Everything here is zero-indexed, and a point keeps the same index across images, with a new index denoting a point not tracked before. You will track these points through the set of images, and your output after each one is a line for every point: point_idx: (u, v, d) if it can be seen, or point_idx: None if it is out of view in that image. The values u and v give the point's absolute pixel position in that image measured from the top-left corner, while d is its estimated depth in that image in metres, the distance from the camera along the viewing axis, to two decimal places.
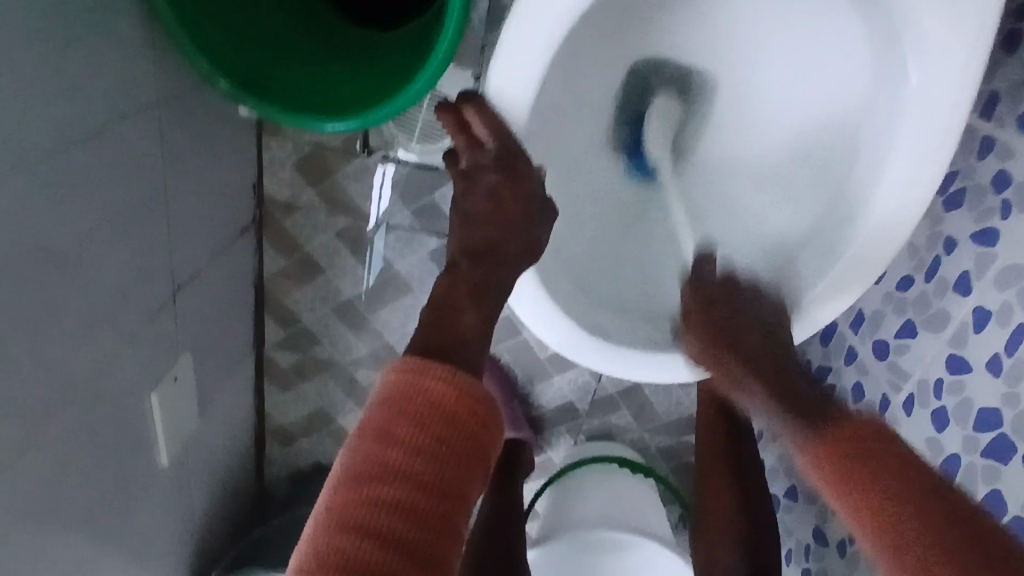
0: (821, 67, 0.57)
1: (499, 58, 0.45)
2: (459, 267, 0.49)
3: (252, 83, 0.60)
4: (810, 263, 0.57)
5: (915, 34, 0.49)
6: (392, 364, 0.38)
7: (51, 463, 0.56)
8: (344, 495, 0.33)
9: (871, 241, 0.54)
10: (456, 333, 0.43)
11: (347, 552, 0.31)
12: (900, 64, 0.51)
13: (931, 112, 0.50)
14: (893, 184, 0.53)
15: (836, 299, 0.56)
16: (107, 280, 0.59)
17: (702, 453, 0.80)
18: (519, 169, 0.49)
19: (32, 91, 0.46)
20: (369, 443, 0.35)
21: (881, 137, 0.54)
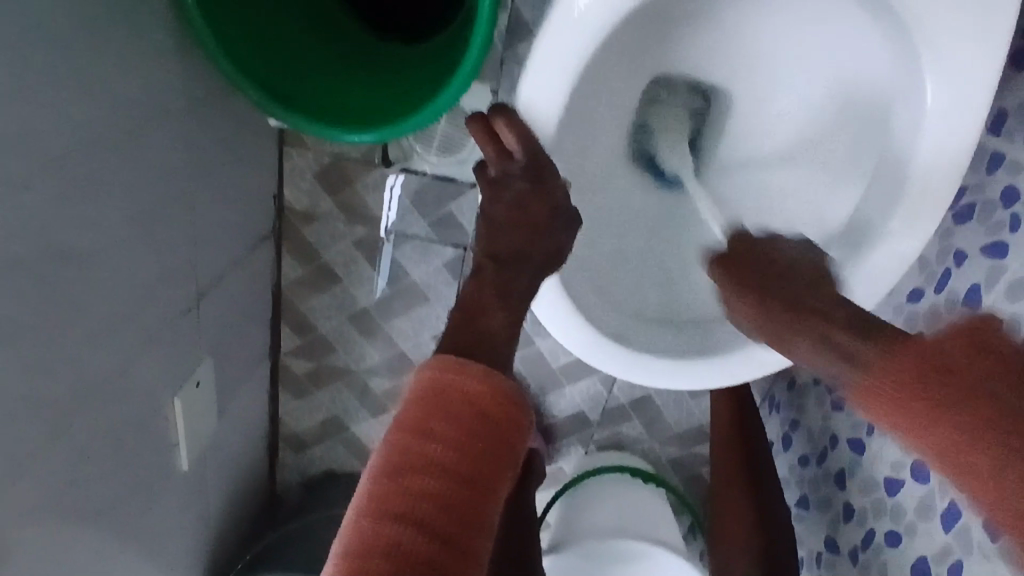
0: (830, 64, 0.58)
1: (530, 72, 0.49)
2: (487, 270, 0.49)
3: (278, 94, 0.61)
4: (851, 241, 0.57)
5: (920, 26, 0.50)
6: (426, 364, 0.40)
7: (78, 463, 0.57)
8: (384, 486, 0.34)
9: (912, 214, 0.54)
10: (484, 330, 0.44)
11: (391, 539, 0.32)
12: (909, 50, 0.52)
13: (953, 91, 0.51)
14: (926, 159, 0.53)
15: (882, 272, 0.56)
16: (134, 284, 0.60)
17: (717, 462, 0.81)
18: (547, 177, 0.51)
19: (66, 97, 0.48)
20: (406, 438, 0.36)
21: (903, 122, 0.54)
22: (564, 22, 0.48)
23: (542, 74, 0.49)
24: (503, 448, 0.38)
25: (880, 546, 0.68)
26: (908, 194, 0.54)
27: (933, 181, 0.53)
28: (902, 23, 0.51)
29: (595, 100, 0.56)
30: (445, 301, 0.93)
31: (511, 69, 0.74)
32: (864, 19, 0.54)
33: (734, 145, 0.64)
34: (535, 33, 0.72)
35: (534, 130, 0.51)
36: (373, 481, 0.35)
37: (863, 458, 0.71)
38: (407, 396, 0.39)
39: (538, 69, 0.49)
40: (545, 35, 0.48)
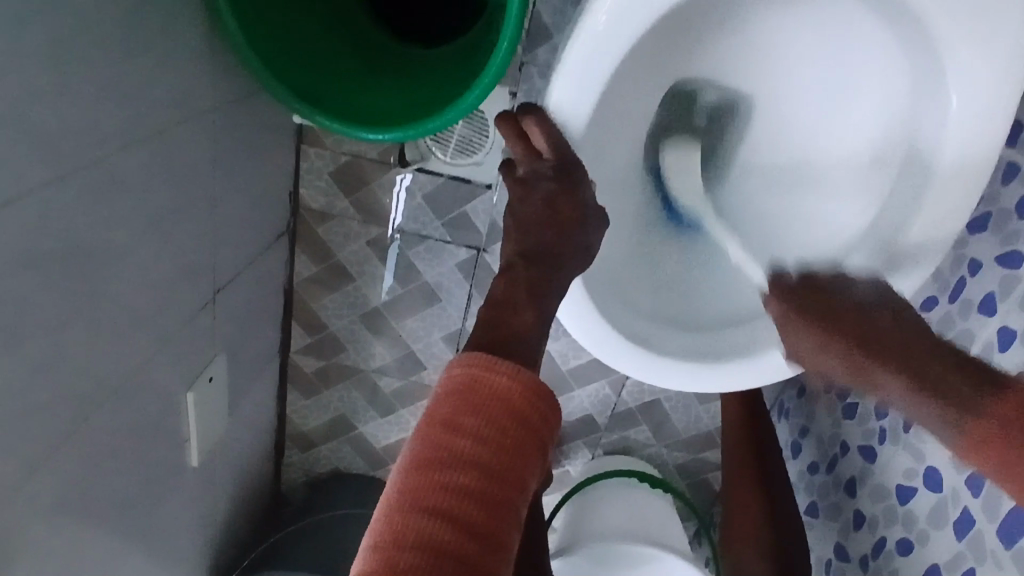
0: (850, 70, 0.58)
1: (560, 77, 0.51)
2: (516, 267, 0.51)
3: (303, 94, 0.62)
4: (876, 244, 0.58)
5: (944, 35, 0.50)
6: (458, 361, 0.42)
7: (95, 455, 0.57)
8: (416, 478, 0.37)
9: (934, 218, 0.56)
10: (516, 325, 0.46)
11: (421, 530, 0.34)
12: (933, 56, 0.52)
13: (977, 97, 0.52)
14: (953, 164, 0.54)
15: (904, 275, 0.57)
16: (157, 278, 0.61)
17: (729, 466, 0.83)
18: (575, 179, 0.53)
19: (100, 92, 0.48)
20: (438, 433, 0.39)
21: (926, 130, 0.55)
22: (593, 30, 0.49)
23: (570, 81, 0.51)
24: (530, 444, 0.40)
25: (891, 553, 0.68)
26: (933, 199, 0.55)
27: (956, 186, 0.55)
28: (925, 32, 0.51)
29: (621, 104, 0.56)
30: (456, 302, 0.93)
31: (529, 72, 0.74)
32: (885, 26, 0.54)
33: (752, 149, 0.65)
34: (555, 37, 0.72)
35: (563, 133, 0.53)
36: (404, 473, 0.38)
37: (874, 465, 0.72)
38: (440, 392, 0.41)
39: (566, 75, 0.51)
40: (574, 44, 0.50)
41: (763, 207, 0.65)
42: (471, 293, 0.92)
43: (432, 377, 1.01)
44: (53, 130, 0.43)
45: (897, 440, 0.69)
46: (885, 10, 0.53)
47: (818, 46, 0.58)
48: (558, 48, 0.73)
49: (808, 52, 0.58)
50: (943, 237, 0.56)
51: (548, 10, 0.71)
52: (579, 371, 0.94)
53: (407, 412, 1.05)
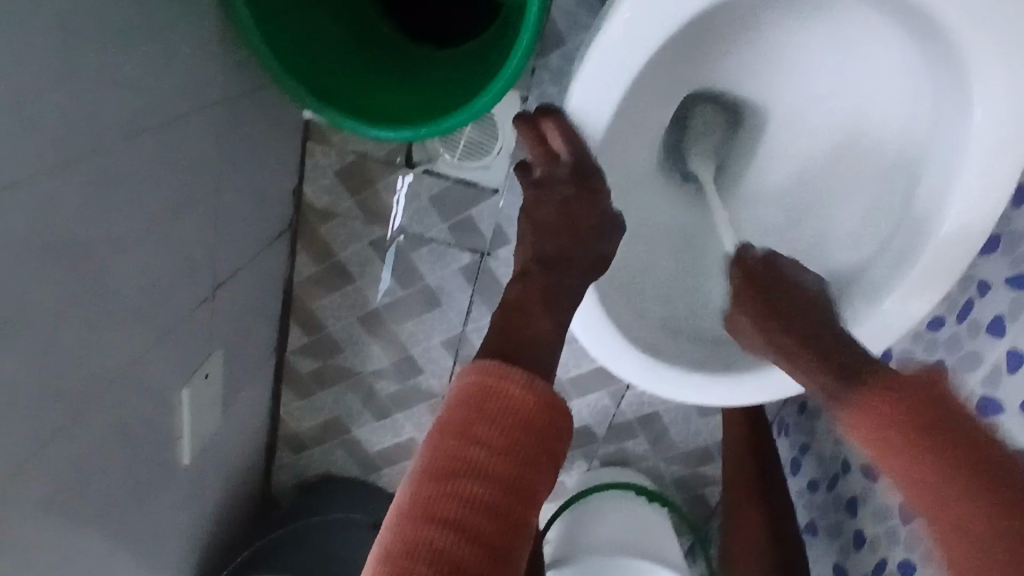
0: (875, 94, 0.58)
1: (580, 82, 0.50)
2: (533, 273, 0.51)
3: (314, 88, 0.62)
4: (881, 272, 0.58)
5: (974, 69, 0.50)
6: (472, 369, 0.42)
7: (86, 450, 0.56)
8: (428, 488, 0.36)
9: (947, 244, 0.55)
10: (531, 334, 0.46)
11: (434, 541, 0.34)
12: (959, 94, 0.53)
13: (994, 142, 0.52)
14: (957, 212, 0.54)
15: (917, 298, 0.57)
16: (158, 271, 0.60)
17: (731, 482, 0.82)
18: (592, 182, 0.53)
19: (109, 77, 0.47)
20: (450, 441, 0.38)
21: (945, 152, 0.55)
22: (615, 35, 0.48)
23: (593, 82, 0.50)
24: (542, 454, 0.39)
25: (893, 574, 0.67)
26: (933, 242, 0.55)
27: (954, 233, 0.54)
28: (953, 55, 0.51)
29: (636, 111, 0.56)
30: (457, 307, 0.92)
31: (541, 77, 0.74)
32: (918, 53, 0.54)
33: (768, 170, 0.65)
34: (568, 43, 0.72)
35: (582, 136, 0.52)
36: (416, 481, 0.37)
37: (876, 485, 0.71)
38: (452, 400, 0.41)
39: (587, 78, 0.50)
40: (599, 44, 0.49)
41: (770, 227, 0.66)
42: (473, 298, 0.91)
43: (430, 382, 1.00)
44: (60, 111, 0.42)
45: None
46: (916, 34, 0.53)
47: (841, 59, 0.58)
48: (571, 55, 0.72)
49: (830, 65, 0.59)
50: (937, 282, 0.56)
51: (562, 16, 0.70)
52: (578, 380, 0.93)
53: (402, 417, 1.04)
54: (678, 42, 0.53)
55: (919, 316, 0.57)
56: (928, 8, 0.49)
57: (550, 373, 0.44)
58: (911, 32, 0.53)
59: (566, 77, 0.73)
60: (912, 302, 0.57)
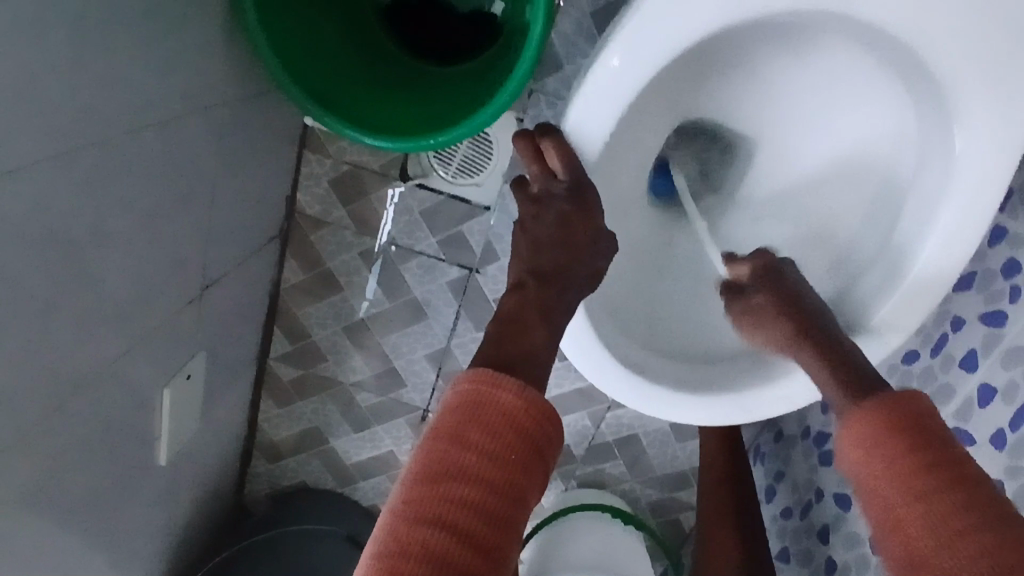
0: (861, 127, 0.61)
1: (577, 105, 0.53)
2: (527, 285, 0.52)
3: (317, 98, 0.63)
4: (861, 298, 0.60)
5: (952, 106, 0.53)
6: (467, 375, 0.43)
7: (63, 445, 0.55)
8: (420, 490, 0.38)
9: (925, 270, 0.56)
10: (519, 347, 0.47)
11: (426, 541, 0.36)
12: (941, 133, 0.55)
13: (974, 180, 0.54)
14: (937, 245, 0.56)
15: (897, 320, 0.58)
16: (149, 268, 0.60)
17: (706, 504, 0.83)
18: (588, 200, 0.54)
19: (114, 72, 0.47)
20: (444, 446, 0.40)
21: (926, 184, 0.57)
22: (608, 64, 0.51)
23: (593, 101, 0.52)
24: (532, 458, 0.41)
25: None
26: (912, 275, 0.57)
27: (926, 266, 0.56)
28: (931, 93, 0.54)
29: (631, 134, 0.58)
30: (443, 321, 0.93)
31: (538, 99, 0.75)
32: (902, 91, 0.57)
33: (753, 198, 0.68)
34: (565, 68, 0.74)
35: (579, 156, 0.54)
36: (410, 483, 0.39)
37: (848, 513, 0.73)
38: (446, 405, 0.42)
39: (584, 101, 0.52)
40: (601, 65, 0.51)
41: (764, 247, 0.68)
42: (459, 313, 0.92)
43: (411, 395, 1.00)
44: (63, 100, 0.43)
45: None
46: (899, 73, 0.55)
47: (827, 90, 0.61)
48: (567, 79, 0.74)
49: (817, 94, 0.62)
50: (913, 314, 0.58)
51: (560, 41, 0.72)
52: (559, 400, 0.93)
53: (381, 429, 1.03)
54: (673, 72, 0.56)
55: (900, 339, 0.59)
56: (918, 52, 0.51)
57: (538, 383, 0.45)
58: (893, 69, 0.56)
59: (562, 101, 0.75)
60: (888, 334, 0.58)
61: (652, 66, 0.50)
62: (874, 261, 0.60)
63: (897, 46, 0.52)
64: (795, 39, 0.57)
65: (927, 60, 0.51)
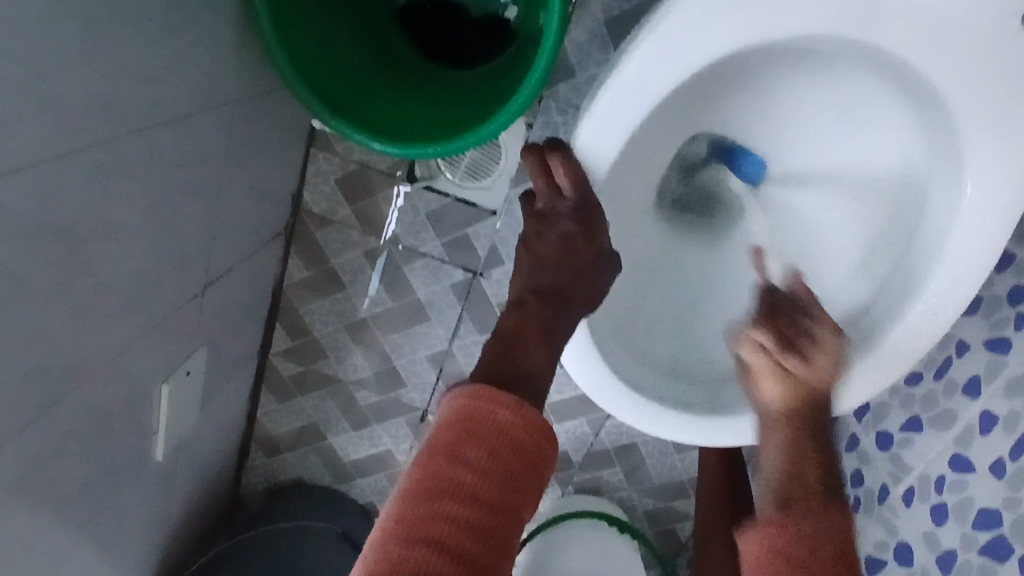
0: (872, 160, 0.61)
1: (589, 121, 0.52)
2: (529, 304, 0.52)
3: (327, 98, 0.62)
4: (862, 331, 0.60)
5: (965, 142, 0.52)
6: (464, 389, 0.43)
7: (60, 440, 0.55)
8: (416, 507, 0.38)
9: (927, 312, 0.57)
10: (520, 367, 0.46)
11: (419, 560, 0.36)
12: (949, 180, 0.55)
13: (977, 232, 0.54)
14: (896, 343, 0.58)
15: (895, 356, 0.59)
16: (152, 265, 0.59)
17: (703, 516, 0.83)
18: (593, 222, 0.54)
19: (123, 71, 0.47)
20: (438, 462, 0.40)
21: (935, 222, 0.57)
22: (621, 83, 0.50)
23: (602, 121, 0.52)
24: (527, 477, 0.41)
25: None
26: (889, 343, 0.59)
27: (899, 367, 0.59)
28: (945, 126, 0.53)
29: (641, 148, 0.57)
30: (445, 323, 0.92)
31: (548, 105, 0.75)
32: (918, 126, 0.57)
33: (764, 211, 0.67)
34: (577, 75, 0.73)
35: (588, 173, 0.54)
36: (404, 498, 0.39)
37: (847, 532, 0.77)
38: (442, 419, 0.42)
39: (595, 118, 0.52)
40: (611, 85, 0.51)
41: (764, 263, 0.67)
42: (461, 316, 0.91)
43: (411, 396, 0.99)
44: (71, 97, 0.42)
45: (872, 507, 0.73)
46: (914, 101, 0.55)
47: (841, 112, 0.60)
48: (579, 87, 0.74)
49: (830, 116, 0.61)
50: (911, 351, 0.58)
51: (573, 48, 0.72)
52: (559, 406, 0.93)
53: (380, 428, 1.03)
54: (685, 91, 0.55)
55: (897, 374, 0.60)
56: (940, 89, 0.51)
57: (536, 401, 0.45)
58: (908, 96, 0.55)
59: (573, 108, 0.74)
60: (846, 402, 0.61)
61: (660, 87, 0.50)
62: (852, 319, 0.62)
63: (917, 82, 0.52)
64: (812, 61, 0.57)
65: (944, 97, 0.51)
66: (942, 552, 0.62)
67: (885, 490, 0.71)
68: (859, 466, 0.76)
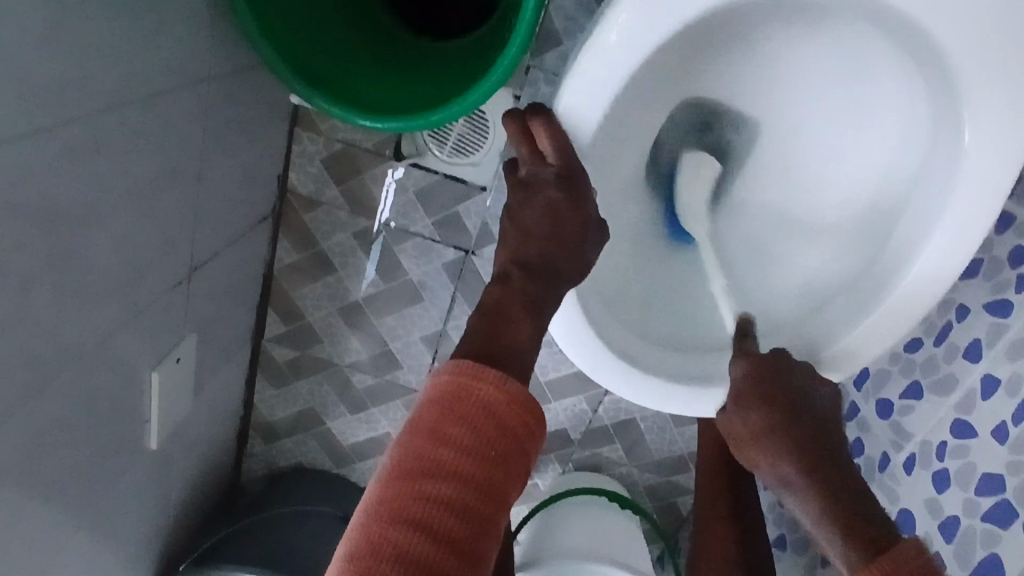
0: (869, 128, 0.60)
1: (571, 83, 0.50)
2: (513, 276, 0.51)
3: (302, 71, 0.61)
4: (854, 303, 0.60)
5: (968, 103, 0.51)
6: (448, 367, 0.42)
7: (48, 428, 0.54)
8: (398, 487, 0.37)
9: (921, 282, 0.56)
10: (506, 343, 0.45)
11: (400, 540, 0.35)
12: (949, 147, 0.54)
13: (968, 214, 0.54)
14: (893, 315, 0.58)
15: (887, 330, 0.58)
16: (133, 249, 0.58)
17: (702, 489, 0.83)
18: (578, 188, 0.53)
19: (96, 46, 0.45)
20: (422, 440, 0.39)
21: (932, 192, 0.56)
22: (605, 41, 0.48)
23: (585, 83, 0.50)
24: (515, 458, 0.40)
25: None
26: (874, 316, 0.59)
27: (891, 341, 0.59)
28: (948, 87, 0.52)
29: (627, 114, 0.56)
30: (438, 303, 0.91)
31: (535, 76, 0.73)
32: (920, 92, 0.55)
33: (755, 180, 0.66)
34: (564, 44, 0.71)
35: (572, 139, 0.52)
36: (385, 479, 0.38)
37: None
38: (426, 397, 0.41)
39: (578, 80, 0.50)
40: (594, 45, 0.49)
41: (757, 235, 0.66)
42: (455, 296, 0.90)
43: (407, 377, 0.99)
44: (44, 73, 0.41)
45: (874, 475, 0.72)
46: (916, 60, 0.53)
47: (840, 77, 0.59)
48: (566, 55, 0.72)
49: (827, 81, 0.59)
50: (901, 324, 0.58)
51: (559, 15, 0.70)
52: (556, 383, 0.92)
53: (378, 411, 1.03)
54: (672, 52, 0.54)
55: (887, 346, 0.59)
56: (944, 50, 0.50)
57: (525, 375, 0.44)
58: (909, 56, 0.54)
59: (560, 78, 0.72)
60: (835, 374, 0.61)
61: (646, 41, 0.48)
62: (842, 294, 0.62)
63: (923, 41, 0.51)
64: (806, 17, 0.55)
65: (945, 53, 0.50)
66: (945, 519, 0.61)
67: (886, 458, 0.71)
68: (859, 434, 0.76)
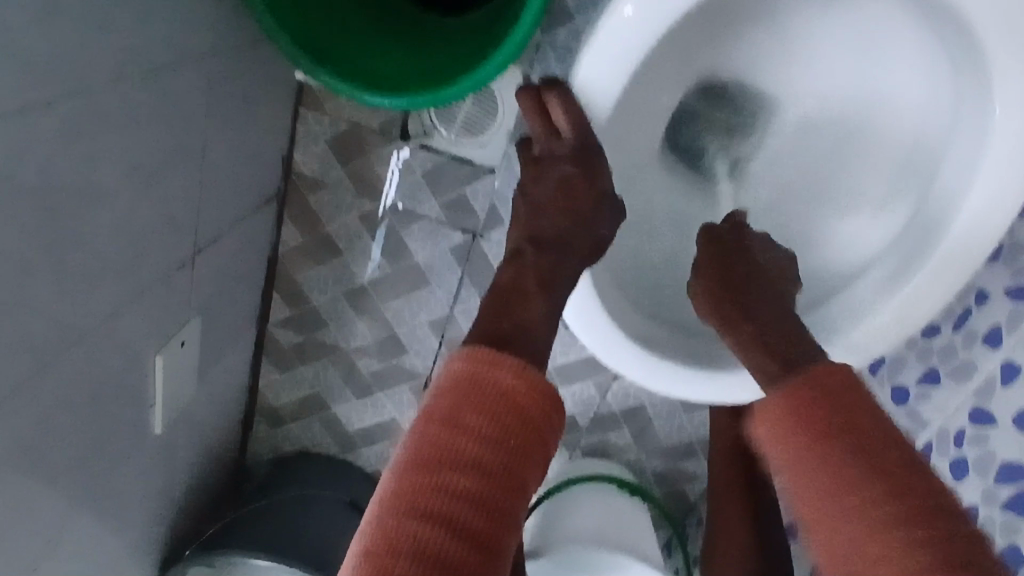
0: (891, 100, 0.58)
1: (588, 58, 0.49)
2: (527, 254, 0.50)
3: (308, 46, 0.59)
4: (884, 280, 0.58)
5: (994, 71, 0.49)
6: (461, 354, 0.41)
7: (51, 412, 0.53)
8: (412, 479, 0.36)
9: (955, 255, 0.54)
10: (519, 322, 0.44)
11: (416, 534, 0.34)
12: (977, 114, 0.52)
13: (999, 180, 0.52)
14: (928, 291, 0.56)
15: (920, 303, 0.56)
16: (135, 229, 0.57)
17: (715, 477, 0.82)
18: (594, 165, 0.52)
19: (95, 16, 0.44)
20: (437, 429, 0.38)
21: (962, 161, 0.54)
22: (623, 14, 0.46)
23: (603, 57, 0.48)
24: (531, 445, 0.39)
25: None
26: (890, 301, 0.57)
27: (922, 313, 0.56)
28: (973, 55, 0.50)
29: (645, 91, 0.54)
30: (446, 287, 0.90)
31: (546, 53, 0.71)
32: (943, 70, 0.54)
33: (776, 161, 0.64)
34: (576, 21, 0.69)
35: (587, 116, 0.50)
36: (399, 471, 0.37)
37: None
38: (438, 386, 0.40)
39: (595, 54, 0.48)
40: (612, 17, 0.47)
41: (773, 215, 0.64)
42: (462, 280, 0.89)
43: (413, 362, 0.98)
44: (41, 41, 0.39)
45: None
46: (939, 29, 0.51)
47: (859, 49, 0.57)
48: (578, 32, 0.70)
49: (846, 54, 0.58)
50: (935, 296, 0.56)
51: None
52: (564, 368, 0.91)
53: (384, 396, 1.02)
54: (691, 24, 0.52)
55: (921, 320, 0.57)
56: (972, 24, 0.48)
57: (539, 358, 0.43)
58: (931, 25, 0.52)
59: (572, 56, 0.70)
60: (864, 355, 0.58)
61: (671, 12, 0.47)
62: (869, 273, 0.60)
63: (949, 16, 0.49)
64: None
65: (969, 21, 0.48)
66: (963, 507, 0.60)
67: None
68: None
